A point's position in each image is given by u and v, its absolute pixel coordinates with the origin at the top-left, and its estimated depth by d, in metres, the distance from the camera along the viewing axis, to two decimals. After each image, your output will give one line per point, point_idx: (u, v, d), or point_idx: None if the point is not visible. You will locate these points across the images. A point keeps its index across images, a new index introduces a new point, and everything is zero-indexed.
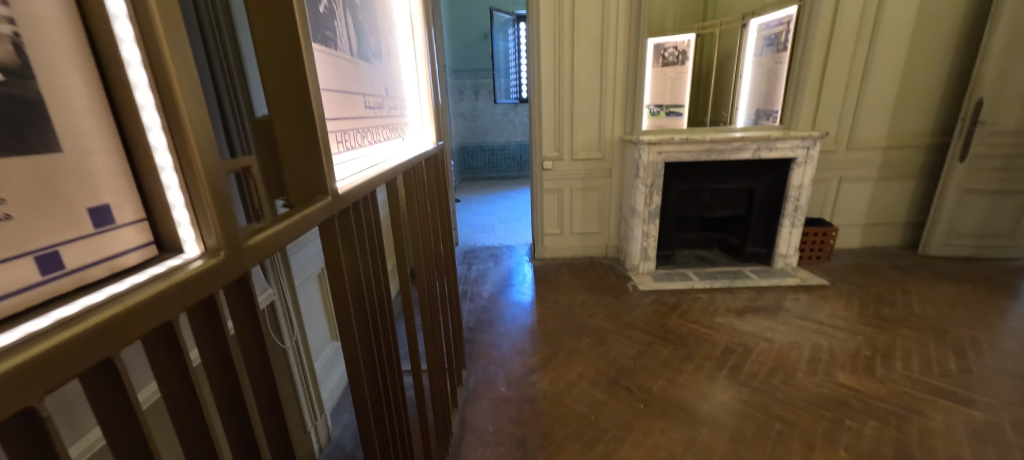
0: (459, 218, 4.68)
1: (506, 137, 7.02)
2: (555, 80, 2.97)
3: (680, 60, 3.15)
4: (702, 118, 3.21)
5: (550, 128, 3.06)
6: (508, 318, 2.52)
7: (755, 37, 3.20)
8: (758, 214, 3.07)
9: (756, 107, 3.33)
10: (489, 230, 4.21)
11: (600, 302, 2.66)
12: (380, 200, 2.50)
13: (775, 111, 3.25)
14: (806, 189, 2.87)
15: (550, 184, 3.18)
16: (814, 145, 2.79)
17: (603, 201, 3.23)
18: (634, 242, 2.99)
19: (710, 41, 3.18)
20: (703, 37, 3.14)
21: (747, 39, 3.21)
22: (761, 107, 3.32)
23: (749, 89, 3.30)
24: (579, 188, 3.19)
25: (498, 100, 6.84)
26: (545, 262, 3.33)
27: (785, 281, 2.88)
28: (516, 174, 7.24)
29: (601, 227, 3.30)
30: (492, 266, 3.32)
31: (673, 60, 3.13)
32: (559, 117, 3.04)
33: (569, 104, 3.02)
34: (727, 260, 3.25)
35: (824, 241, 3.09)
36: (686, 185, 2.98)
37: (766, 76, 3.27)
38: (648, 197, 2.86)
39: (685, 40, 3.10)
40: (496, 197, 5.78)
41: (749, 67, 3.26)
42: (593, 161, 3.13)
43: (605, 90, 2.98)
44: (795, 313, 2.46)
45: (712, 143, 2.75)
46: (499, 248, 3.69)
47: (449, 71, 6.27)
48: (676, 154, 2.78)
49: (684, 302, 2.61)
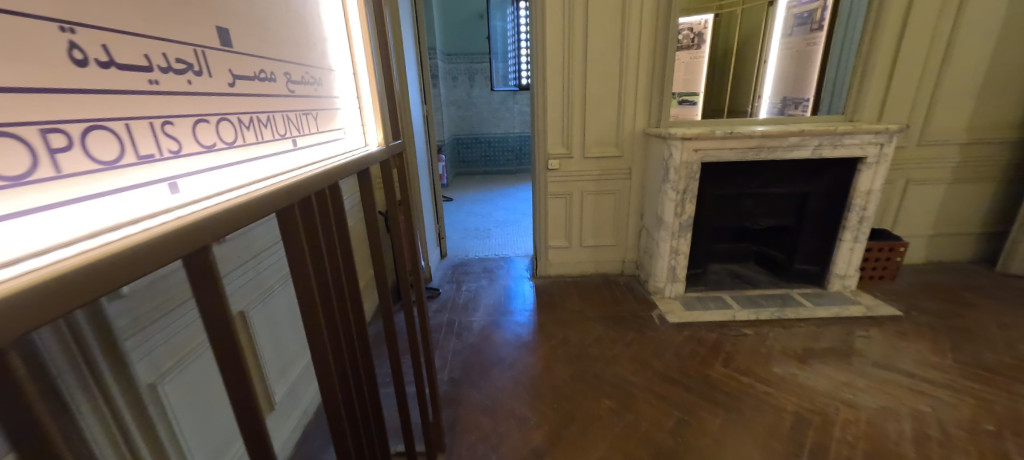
0: (448, 221, 4.07)
1: (505, 128, 6.40)
2: (560, 61, 2.37)
3: (696, 43, 2.45)
4: (718, 108, 2.59)
5: (556, 119, 2.47)
6: (503, 361, 1.96)
7: (784, 15, 2.54)
8: (811, 226, 2.50)
9: (783, 96, 2.64)
10: (482, 237, 3.62)
11: (621, 339, 2.10)
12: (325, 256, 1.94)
13: (807, 99, 2.61)
14: (875, 196, 2.30)
15: (556, 187, 2.59)
16: (891, 140, 2.21)
17: (620, 207, 2.66)
18: (660, 260, 2.42)
19: (732, 20, 2.50)
20: (721, 17, 2.47)
21: (776, 17, 2.54)
22: (790, 94, 2.64)
23: (773, 75, 2.62)
24: (591, 191, 2.61)
25: (495, 87, 6.21)
26: (548, 280, 2.77)
27: (847, 309, 2.33)
28: (515, 168, 6.61)
29: (616, 239, 2.73)
30: (486, 285, 2.76)
31: (689, 43, 2.41)
32: (567, 106, 2.44)
33: (580, 89, 2.42)
34: (768, 279, 2.69)
35: (889, 258, 2.54)
36: (727, 190, 2.39)
37: (796, 62, 2.62)
38: (678, 205, 2.29)
39: (702, 20, 2.42)
40: (492, 195, 5.17)
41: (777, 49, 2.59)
42: (608, 159, 2.54)
43: (626, 72, 2.38)
44: (873, 359, 1.92)
45: (763, 139, 2.17)
46: (496, 261, 3.11)
47: (440, 53, 5.62)
48: (718, 153, 2.20)
49: (727, 341, 2.05)
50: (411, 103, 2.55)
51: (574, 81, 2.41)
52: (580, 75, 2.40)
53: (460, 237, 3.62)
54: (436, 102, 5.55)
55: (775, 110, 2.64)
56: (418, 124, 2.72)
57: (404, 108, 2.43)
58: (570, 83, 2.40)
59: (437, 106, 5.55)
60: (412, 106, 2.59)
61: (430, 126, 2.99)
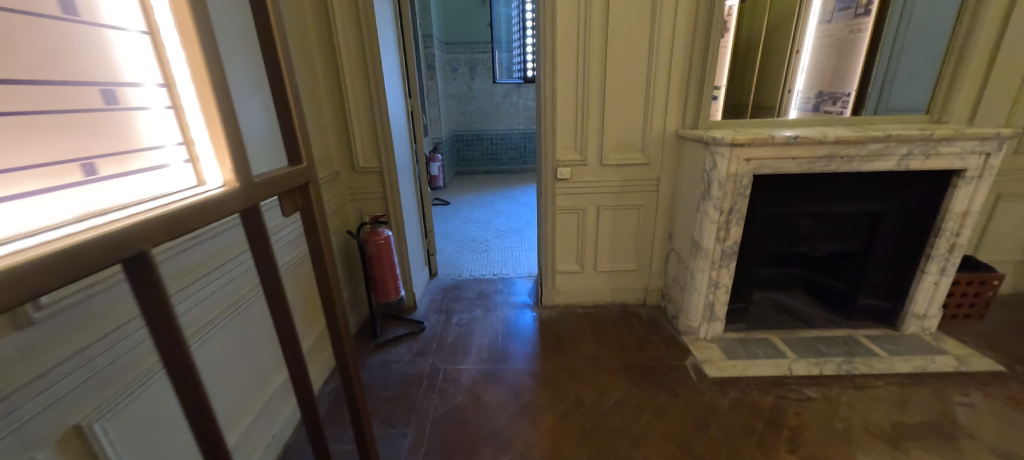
0: (441, 230, 3.60)
1: (508, 125, 5.91)
2: (574, 45, 1.87)
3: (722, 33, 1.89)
4: (763, 104, 2.06)
5: (568, 120, 1.98)
6: (497, 435, 1.50)
7: None
8: (883, 254, 2.00)
9: (819, 90, 2.13)
10: (480, 252, 3.15)
11: (650, 403, 1.63)
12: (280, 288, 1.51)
13: (846, 95, 2.11)
14: (973, 219, 1.81)
15: (566, 200, 2.12)
16: (1002, 148, 1.71)
17: (645, 226, 2.18)
18: (696, 294, 1.94)
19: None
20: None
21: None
22: (826, 88, 2.13)
23: (810, 64, 2.10)
24: (610, 206, 2.13)
25: (498, 79, 5.71)
26: (555, 311, 2.30)
27: (933, 362, 1.85)
28: (519, 167, 6.12)
29: (638, 263, 2.26)
30: (480, 316, 2.29)
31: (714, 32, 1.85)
32: (580, 103, 1.95)
33: (598, 83, 1.93)
34: (824, 315, 2.20)
35: (977, 294, 2.06)
36: (782, 210, 1.90)
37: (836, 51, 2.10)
38: (722, 228, 1.81)
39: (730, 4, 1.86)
40: (493, 198, 4.68)
41: (817, 34, 2.07)
42: (631, 168, 2.06)
43: (655, 61, 1.89)
44: (988, 442, 1.44)
45: (835, 147, 1.68)
46: (494, 284, 2.64)
47: (437, 42, 5.12)
48: (776, 163, 1.71)
49: (788, 410, 1.58)
50: (390, 99, 2.07)
51: (590, 72, 1.91)
52: (598, 65, 1.91)
53: (454, 252, 3.15)
54: (432, 96, 5.06)
55: (809, 105, 2.13)
56: (400, 123, 2.25)
57: (381, 105, 1.95)
58: (586, 73, 1.91)
59: (433, 101, 5.07)
60: (392, 101, 2.10)
61: (417, 124, 2.51)
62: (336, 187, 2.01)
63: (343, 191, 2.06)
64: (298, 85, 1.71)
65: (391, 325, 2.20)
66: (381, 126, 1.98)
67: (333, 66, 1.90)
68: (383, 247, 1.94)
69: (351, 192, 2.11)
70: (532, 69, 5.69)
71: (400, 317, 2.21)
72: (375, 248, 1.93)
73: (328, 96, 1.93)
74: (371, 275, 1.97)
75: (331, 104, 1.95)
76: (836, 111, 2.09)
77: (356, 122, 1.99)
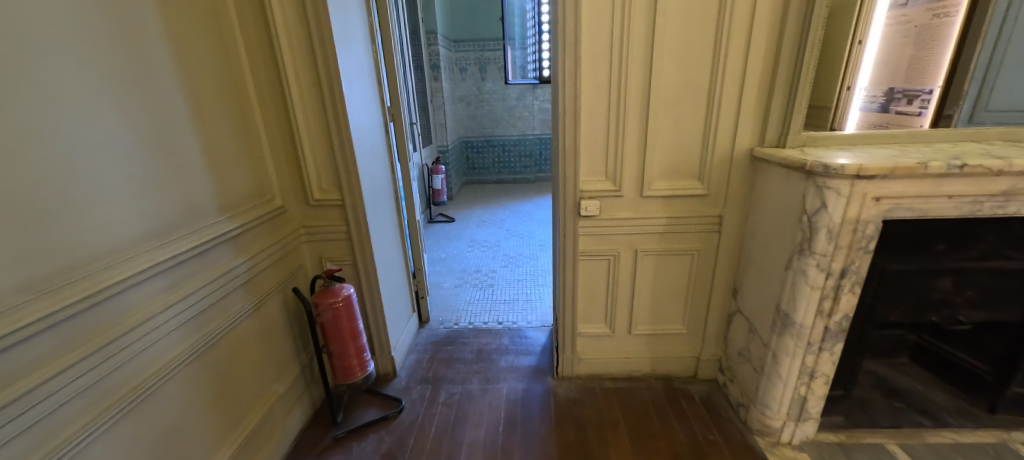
0: (441, 258, 3.08)
1: (521, 129, 5.37)
2: (607, 29, 1.30)
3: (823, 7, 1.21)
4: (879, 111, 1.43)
5: (597, 136, 1.42)
6: None
7: None
8: None
9: (889, 85, 1.40)
10: (483, 289, 2.61)
11: None
12: (155, 405, 0.98)
13: (926, 94, 1.40)
14: None
15: (591, 243, 1.55)
16: None
17: (698, 277, 1.60)
18: (779, 386, 1.35)
19: None
20: None
21: None
22: (899, 84, 1.40)
23: (880, 46, 1.36)
24: (652, 252, 1.56)
25: (510, 80, 5.18)
26: (575, 384, 1.74)
27: None
28: (534, 176, 5.57)
29: (687, 325, 1.68)
30: (478, 389, 1.75)
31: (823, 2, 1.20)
32: (614, 112, 1.38)
33: (641, 84, 1.35)
34: (954, 403, 1.58)
35: None
36: (913, 267, 1.29)
37: (916, 34, 1.36)
38: (828, 297, 1.21)
39: None
40: (503, 214, 4.15)
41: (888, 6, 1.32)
42: (683, 200, 1.48)
43: (726, 51, 1.30)
44: None
45: (1019, 178, 1.08)
46: (498, 337, 2.10)
47: (443, 39, 4.61)
48: (922, 203, 1.11)
49: None
50: (359, 109, 1.54)
51: (632, 69, 1.33)
52: (641, 58, 1.33)
53: (453, 289, 2.62)
54: (437, 99, 4.55)
55: (873, 109, 1.40)
56: (377, 140, 1.72)
57: (341, 118, 1.42)
58: (627, 70, 1.33)
59: (438, 105, 4.56)
60: (362, 111, 1.58)
61: (403, 138, 1.98)
62: (283, 228, 1.49)
63: (296, 231, 1.54)
64: (212, 92, 1.19)
65: (361, 404, 1.69)
66: (340, 146, 1.45)
67: (273, 64, 1.37)
68: (340, 312, 1.41)
69: (306, 231, 1.59)
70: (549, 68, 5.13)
71: (373, 392, 1.70)
72: (330, 314, 1.40)
73: (269, 106, 1.41)
74: (324, 348, 1.45)
75: (274, 117, 1.42)
76: (913, 114, 1.41)
77: (310, 141, 1.47)
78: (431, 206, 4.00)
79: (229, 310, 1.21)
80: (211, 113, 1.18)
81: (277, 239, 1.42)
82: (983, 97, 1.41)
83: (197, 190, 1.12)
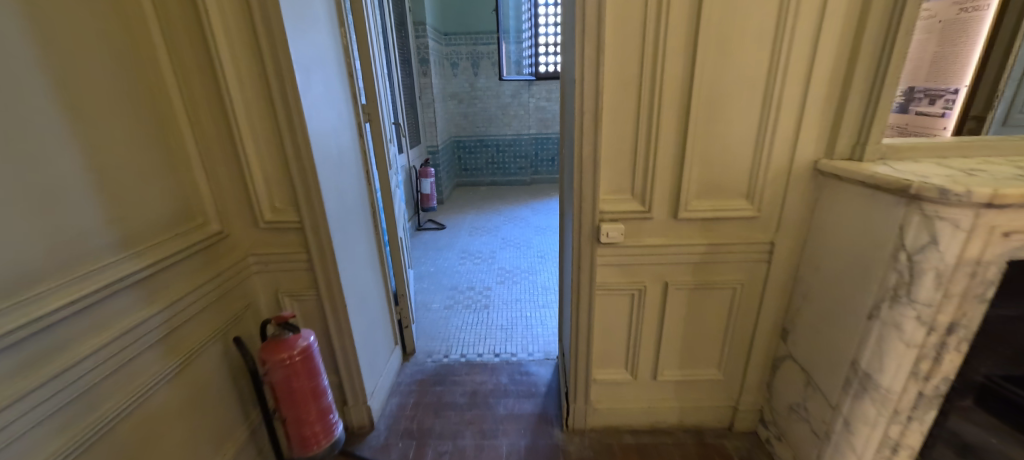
0: (429, 273, 2.76)
1: (516, 128, 5.06)
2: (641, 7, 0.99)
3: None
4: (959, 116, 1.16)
5: (624, 144, 1.11)
6: None
7: None
8: None
9: (911, 85, 1.15)
10: (477, 311, 2.31)
11: None
12: None
13: (940, 95, 1.19)
14: None
15: (612, 275, 1.26)
16: None
17: (740, 315, 1.31)
18: None
19: None
20: None
21: None
22: (920, 83, 1.16)
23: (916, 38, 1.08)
24: (685, 285, 1.27)
25: (505, 76, 4.86)
26: (589, 440, 1.45)
27: None
28: (530, 177, 5.27)
29: (723, 370, 1.40)
30: (472, 446, 1.45)
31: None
32: (645, 114, 1.08)
33: (682, 77, 1.05)
34: None
35: None
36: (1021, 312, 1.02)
37: (941, 28, 1.13)
38: (927, 357, 0.93)
39: None
40: (498, 220, 3.84)
41: None
42: (727, 224, 1.19)
43: (794, 33, 1.00)
44: None
45: None
46: (495, 374, 1.80)
47: (433, 32, 4.26)
48: None
49: None
50: (320, 105, 1.21)
51: (671, 58, 1.03)
52: (681, 46, 1.03)
53: (443, 312, 2.31)
54: (426, 96, 4.22)
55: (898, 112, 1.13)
56: (347, 144, 1.40)
57: (297, 116, 1.09)
58: (665, 59, 1.02)
59: (427, 103, 4.23)
60: (326, 109, 1.25)
61: (382, 141, 1.66)
62: (223, 258, 1.16)
63: (241, 261, 1.21)
64: (108, 84, 0.87)
65: None
66: (295, 154, 1.13)
67: (204, 49, 1.04)
68: (295, 369, 1.09)
69: (256, 261, 1.25)
70: (546, 64, 4.81)
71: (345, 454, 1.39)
72: (281, 374, 1.07)
73: (202, 103, 1.08)
74: (277, 413, 1.13)
75: (208, 119, 1.10)
76: (935, 115, 1.20)
77: (259, 148, 1.14)
78: (419, 212, 3.68)
79: (139, 378, 0.89)
80: (106, 113, 0.86)
81: (212, 275, 1.09)
82: (1019, 99, 1.21)
83: (86, 219, 0.80)
